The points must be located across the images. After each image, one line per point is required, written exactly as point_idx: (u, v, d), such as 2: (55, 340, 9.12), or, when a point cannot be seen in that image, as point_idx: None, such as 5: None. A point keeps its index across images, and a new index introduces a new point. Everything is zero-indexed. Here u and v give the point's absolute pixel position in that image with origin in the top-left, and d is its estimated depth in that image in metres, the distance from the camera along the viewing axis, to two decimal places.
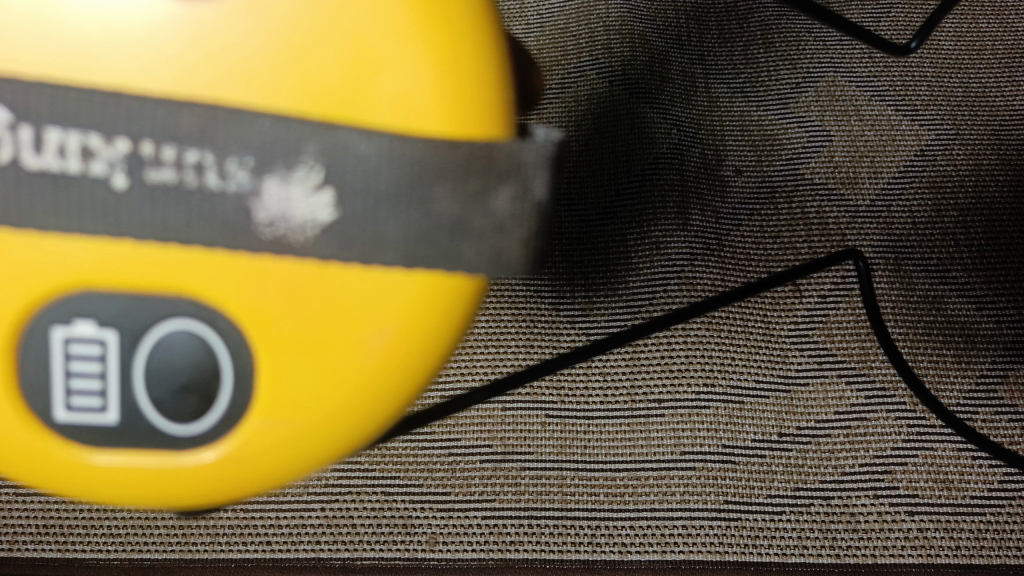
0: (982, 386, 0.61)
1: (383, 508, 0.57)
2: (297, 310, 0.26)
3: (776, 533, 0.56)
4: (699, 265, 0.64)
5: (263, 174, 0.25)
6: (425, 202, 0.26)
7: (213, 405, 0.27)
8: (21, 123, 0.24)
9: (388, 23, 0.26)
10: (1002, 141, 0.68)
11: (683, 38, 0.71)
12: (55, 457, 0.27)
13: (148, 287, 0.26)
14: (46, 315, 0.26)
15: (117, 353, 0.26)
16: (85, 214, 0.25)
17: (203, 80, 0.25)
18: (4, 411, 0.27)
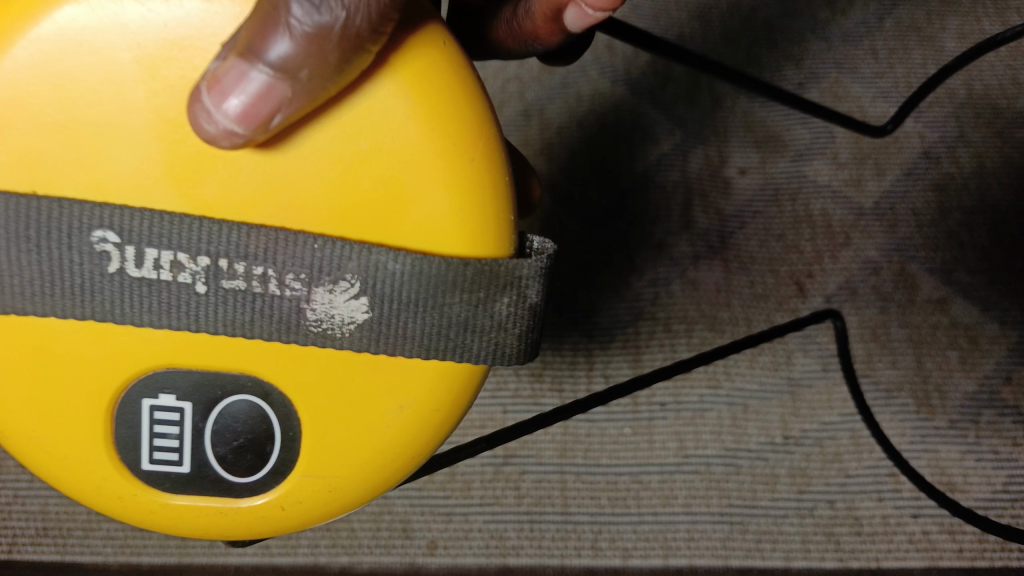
0: (986, 389, 0.60)
1: (383, 513, 0.56)
2: (331, 391, 0.32)
3: (780, 537, 0.55)
4: (704, 267, 0.63)
5: (314, 287, 0.29)
6: (441, 309, 0.30)
7: (266, 461, 0.32)
8: (121, 240, 0.28)
9: (418, 162, 0.30)
10: (1007, 141, 0.68)
11: (686, 36, 0.71)
12: (140, 499, 0.32)
13: (218, 367, 0.31)
14: (137, 388, 0.31)
15: (192, 420, 0.32)
16: (170, 316, 0.29)
17: (269, 207, 0.29)
18: (104, 461, 0.32)
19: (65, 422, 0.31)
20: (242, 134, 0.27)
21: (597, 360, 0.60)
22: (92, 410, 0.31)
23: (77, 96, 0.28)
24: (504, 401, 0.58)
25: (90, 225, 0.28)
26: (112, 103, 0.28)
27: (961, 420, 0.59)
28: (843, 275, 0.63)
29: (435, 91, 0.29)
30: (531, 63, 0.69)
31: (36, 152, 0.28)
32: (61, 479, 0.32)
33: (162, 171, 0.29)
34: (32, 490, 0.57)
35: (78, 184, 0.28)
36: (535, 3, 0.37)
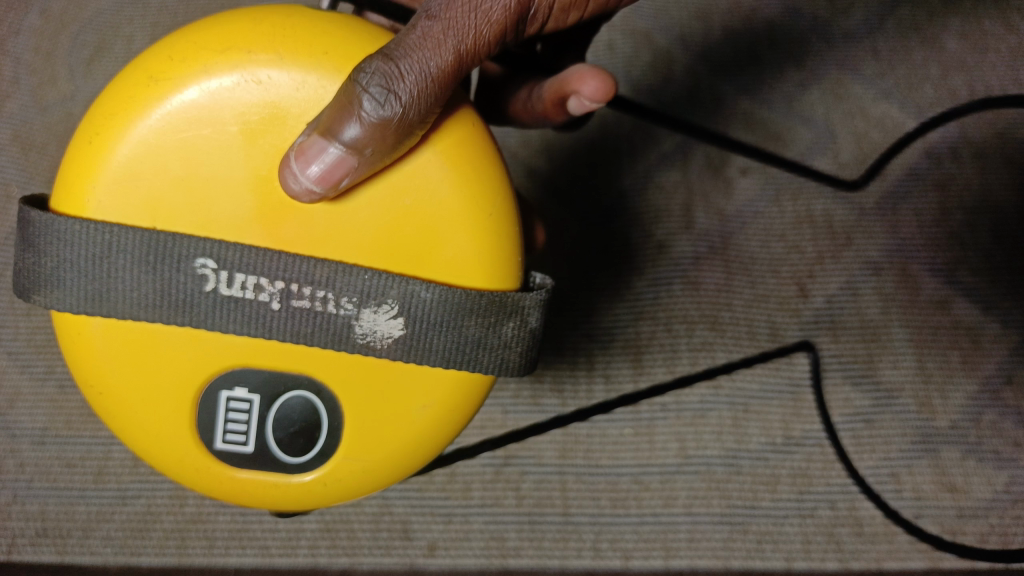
0: (987, 389, 0.59)
1: (382, 515, 0.56)
2: (368, 392, 0.36)
3: (781, 538, 0.55)
4: (705, 267, 0.63)
5: (361, 308, 0.33)
6: (460, 329, 0.34)
7: (315, 445, 0.36)
8: (218, 266, 0.32)
9: (450, 211, 0.34)
10: (1009, 141, 0.67)
11: (688, 35, 0.70)
12: (212, 471, 0.36)
13: (281, 368, 0.35)
14: (219, 380, 0.35)
15: (260, 408, 0.35)
16: (249, 327, 0.33)
17: (327, 242, 0.34)
18: (187, 438, 0.36)
19: (157, 406, 0.35)
20: (317, 192, 0.32)
21: (597, 361, 0.60)
22: (182, 396, 0.35)
23: (196, 154, 0.33)
24: (504, 402, 0.58)
25: (195, 253, 0.32)
26: (217, 153, 0.33)
27: (961, 421, 0.58)
28: (845, 276, 0.63)
29: (472, 156, 0.34)
30: None
31: (157, 199, 0.33)
32: (150, 452, 0.36)
33: (248, 211, 0.33)
34: (34, 490, 0.57)
35: (188, 221, 0.33)
36: (545, 93, 0.50)
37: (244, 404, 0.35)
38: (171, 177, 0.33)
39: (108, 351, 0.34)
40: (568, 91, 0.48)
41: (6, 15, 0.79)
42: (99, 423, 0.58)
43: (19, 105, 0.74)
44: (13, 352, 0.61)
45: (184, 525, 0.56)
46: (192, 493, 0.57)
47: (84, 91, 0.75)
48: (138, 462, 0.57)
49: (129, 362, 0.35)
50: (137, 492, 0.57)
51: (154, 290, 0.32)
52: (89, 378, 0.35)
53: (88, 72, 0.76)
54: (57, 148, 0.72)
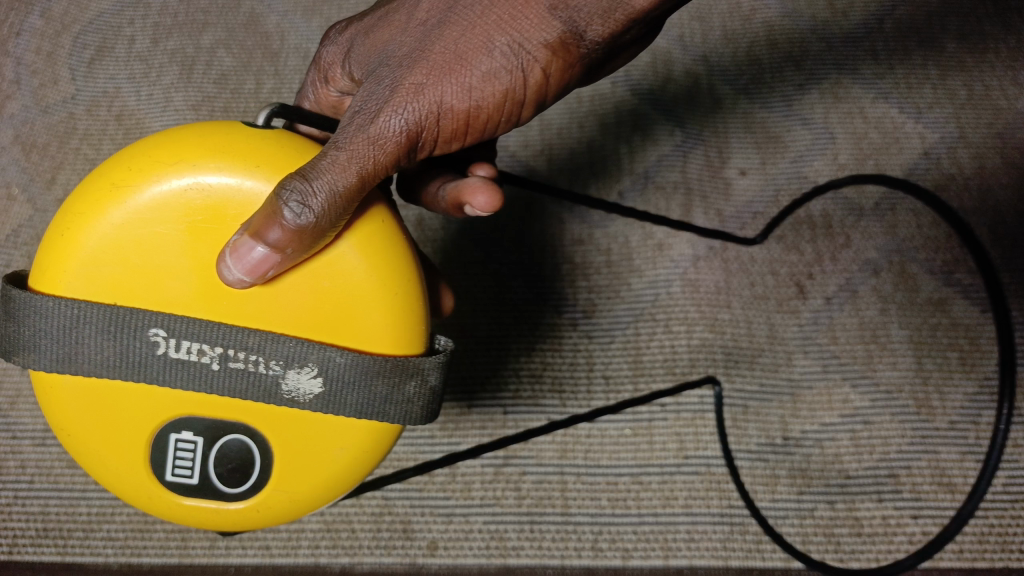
0: (986, 389, 0.59)
1: (383, 514, 0.56)
2: (289, 434, 0.38)
3: (781, 538, 0.55)
4: (704, 268, 0.63)
5: (288, 369, 0.36)
6: (369, 387, 0.37)
7: (248, 479, 0.39)
8: (167, 334, 0.36)
9: (364, 288, 0.37)
10: (1008, 142, 0.67)
11: (687, 37, 0.73)
12: (163, 497, 0.39)
13: (222, 416, 0.38)
14: (170, 425, 0.38)
15: (202, 448, 0.38)
16: (193, 385, 0.36)
17: (259, 310, 0.36)
18: (142, 475, 0.39)
19: (114, 442, 0.38)
20: (250, 279, 0.35)
21: (597, 360, 0.60)
22: (140, 438, 0.38)
23: (152, 241, 0.36)
24: (505, 401, 0.59)
25: (150, 324, 0.35)
26: (171, 236, 0.36)
27: (961, 421, 0.58)
28: (843, 276, 0.63)
29: (383, 235, 0.37)
30: None
31: (120, 282, 0.36)
32: (111, 484, 0.39)
33: (192, 288, 0.36)
34: (36, 489, 0.58)
35: (149, 301, 0.36)
36: (443, 196, 0.48)
37: (189, 444, 0.38)
38: (131, 262, 0.36)
39: (70, 397, 0.37)
40: (463, 201, 0.46)
41: (9, 17, 0.79)
42: None
43: (20, 105, 0.74)
44: None
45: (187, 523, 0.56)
46: None
47: (86, 93, 0.75)
48: None
49: (86, 407, 0.37)
50: None
51: (111, 359, 0.35)
52: (60, 423, 0.38)
53: (91, 74, 0.76)
54: (58, 149, 0.72)
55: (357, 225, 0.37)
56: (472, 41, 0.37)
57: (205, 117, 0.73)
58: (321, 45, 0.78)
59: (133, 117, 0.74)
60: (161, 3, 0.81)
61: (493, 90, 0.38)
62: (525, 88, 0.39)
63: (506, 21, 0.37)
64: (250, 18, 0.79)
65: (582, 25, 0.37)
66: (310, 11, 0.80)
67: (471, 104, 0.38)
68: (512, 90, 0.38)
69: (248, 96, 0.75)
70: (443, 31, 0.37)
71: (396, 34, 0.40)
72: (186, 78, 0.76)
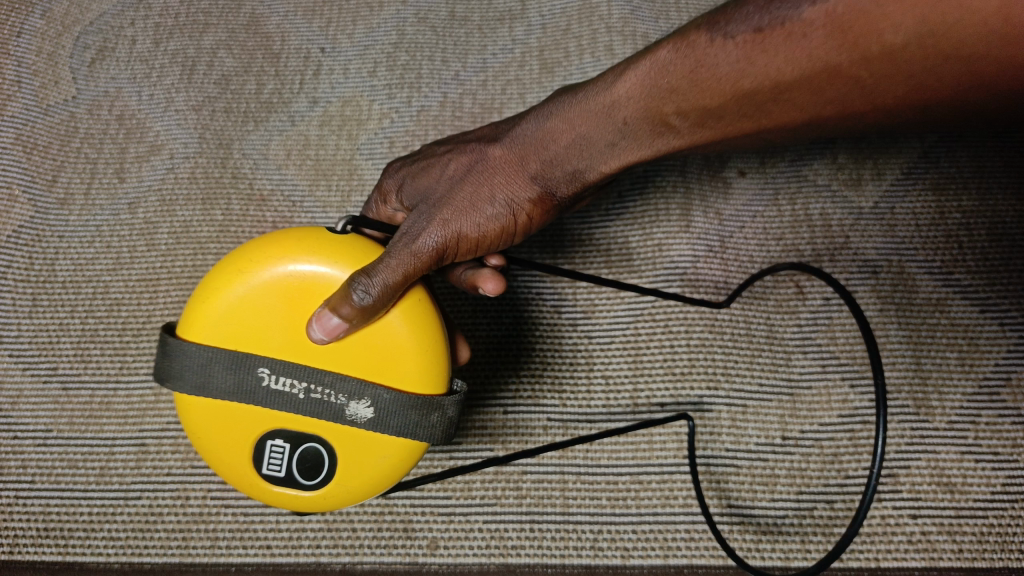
0: (984, 389, 0.59)
1: (384, 513, 0.56)
2: (348, 449, 0.47)
3: (778, 537, 0.55)
4: (703, 268, 0.63)
5: (351, 400, 0.45)
6: (404, 414, 0.46)
7: (320, 474, 0.47)
8: (271, 372, 0.45)
9: (401, 343, 0.46)
10: (1005, 143, 0.68)
11: None
12: (259, 486, 0.48)
13: (301, 430, 0.46)
14: (268, 433, 0.47)
15: (288, 448, 0.47)
16: (285, 409, 0.46)
17: (332, 357, 0.45)
18: (246, 468, 0.47)
19: (228, 443, 0.47)
20: (327, 339, 0.44)
21: (597, 360, 0.60)
22: (245, 442, 0.47)
23: (262, 307, 0.45)
24: (505, 401, 0.59)
25: (261, 365, 0.45)
26: (276, 306, 0.45)
27: (959, 421, 0.58)
28: (841, 276, 0.63)
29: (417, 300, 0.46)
30: (531, 62, 0.75)
31: (238, 335, 0.45)
32: (222, 471, 0.48)
33: (288, 341, 0.45)
34: (37, 489, 0.58)
35: (257, 350, 0.45)
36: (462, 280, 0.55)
37: (279, 448, 0.47)
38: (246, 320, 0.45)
39: (200, 412, 0.46)
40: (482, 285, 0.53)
41: (10, 18, 0.80)
42: (100, 425, 0.60)
43: (21, 106, 0.74)
44: (19, 353, 0.63)
45: (187, 523, 0.56)
46: (196, 492, 0.58)
47: (87, 94, 0.76)
48: (142, 462, 0.59)
49: (205, 418, 0.46)
50: (140, 492, 0.58)
51: (230, 388, 0.45)
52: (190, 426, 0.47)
53: (92, 75, 0.77)
54: (60, 150, 0.73)
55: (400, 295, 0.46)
56: (481, 196, 0.50)
57: (206, 118, 0.74)
58: (321, 45, 0.78)
59: (134, 117, 0.74)
60: (162, 4, 0.81)
61: (496, 228, 0.51)
62: (516, 225, 0.52)
63: (506, 184, 0.51)
64: (251, 19, 0.80)
65: (554, 188, 0.52)
66: (311, 11, 0.80)
67: (480, 234, 0.50)
68: (509, 225, 0.52)
69: (249, 96, 0.75)
70: (463, 186, 0.51)
71: (430, 184, 0.52)
72: (187, 79, 0.76)
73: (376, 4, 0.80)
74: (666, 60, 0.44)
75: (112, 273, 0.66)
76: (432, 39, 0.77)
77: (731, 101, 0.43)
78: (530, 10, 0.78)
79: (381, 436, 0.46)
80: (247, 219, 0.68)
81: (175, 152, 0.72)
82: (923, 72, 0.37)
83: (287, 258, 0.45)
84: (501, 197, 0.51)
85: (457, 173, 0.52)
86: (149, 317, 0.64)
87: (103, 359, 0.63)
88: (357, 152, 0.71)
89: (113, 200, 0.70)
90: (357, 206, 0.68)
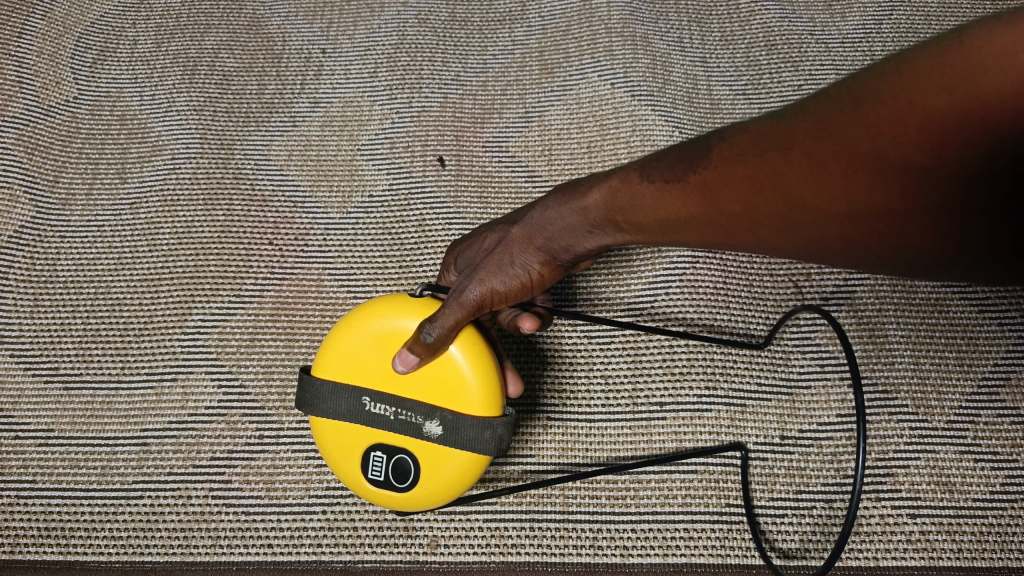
0: (983, 389, 0.59)
1: (384, 512, 0.57)
2: (427, 461, 0.51)
3: (776, 535, 0.55)
4: (702, 269, 0.63)
5: (427, 420, 0.50)
6: (465, 431, 0.50)
7: (408, 480, 0.51)
8: (369, 397, 0.51)
9: (462, 365, 0.50)
10: None
11: (686, 41, 0.76)
12: (366, 489, 0.52)
13: (394, 443, 0.51)
14: (370, 446, 0.51)
15: (383, 456, 0.51)
16: (378, 428, 0.51)
17: (412, 384, 0.51)
18: (355, 475, 0.52)
19: (341, 452, 0.52)
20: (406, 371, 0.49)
21: (597, 360, 0.61)
22: (353, 451, 0.52)
23: (366, 346, 0.51)
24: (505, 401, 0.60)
25: (362, 392, 0.51)
26: (376, 346, 0.51)
27: (958, 420, 0.58)
28: (841, 276, 0.63)
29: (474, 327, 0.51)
30: (532, 64, 0.76)
31: (349, 370, 0.51)
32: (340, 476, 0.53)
33: (381, 373, 0.51)
34: (38, 489, 0.58)
35: (362, 381, 0.51)
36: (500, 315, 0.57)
37: (379, 458, 0.51)
38: (355, 357, 0.51)
39: (321, 429, 0.52)
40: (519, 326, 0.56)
41: (12, 19, 0.80)
42: (101, 425, 0.60)
43: (22, 106, 0.75)
44: (20, 353, 0.63)
45: (188, 523, 0.57)
46: (198, 491, 0.58)
47: (89, 95, 0.76)
48: (143, 462, 0.59)
49: (325, 431, 0.52)
50: (141, 491, 0.58)
51: (343, 412, 0.51)
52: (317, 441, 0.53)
53: (94, 76, 0.77)
54: (61, 150, 0.73)
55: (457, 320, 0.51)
56: (499, 262, 0.52)
57: (207, 118, 0.74)
58: (322, 46, 0.78)
59: (136, 118, 0.75)
60: (164, 6, 0.81)
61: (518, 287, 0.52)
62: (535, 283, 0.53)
63: (515, 253, 0.52)
64: (252, 20, 0.80)
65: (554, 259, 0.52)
66: (313, 13, 0.80)
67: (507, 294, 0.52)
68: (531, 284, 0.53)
69: (250, 97, 0.75)
70: (489, 254, 0.53)
71: (472, 253, 0.55)
72: (189, 80, 0.76)
73: (377, 6, 0.80)
74: (614, 188, 0.47)
75: (113, 273, 0.66)
76: (432, 40, 0.77)
77: (678, 222, 0.44)
78: (530, 12, 0.79)
79: (451, 451, 0.50)
80: (248, 219, 0.68)
81: (176, 153, 0.72)
82: (870, 202, 0.37)
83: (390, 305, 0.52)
84: (517, 262, 0.52)
85: (483, 245, 0.54)
86: (151, 317, 0.64)
87: (104, 359, 0.63)
88: (358, 152, 0.72)
89: (114, 200, 0.70)
90: (358, 206, 0.69)
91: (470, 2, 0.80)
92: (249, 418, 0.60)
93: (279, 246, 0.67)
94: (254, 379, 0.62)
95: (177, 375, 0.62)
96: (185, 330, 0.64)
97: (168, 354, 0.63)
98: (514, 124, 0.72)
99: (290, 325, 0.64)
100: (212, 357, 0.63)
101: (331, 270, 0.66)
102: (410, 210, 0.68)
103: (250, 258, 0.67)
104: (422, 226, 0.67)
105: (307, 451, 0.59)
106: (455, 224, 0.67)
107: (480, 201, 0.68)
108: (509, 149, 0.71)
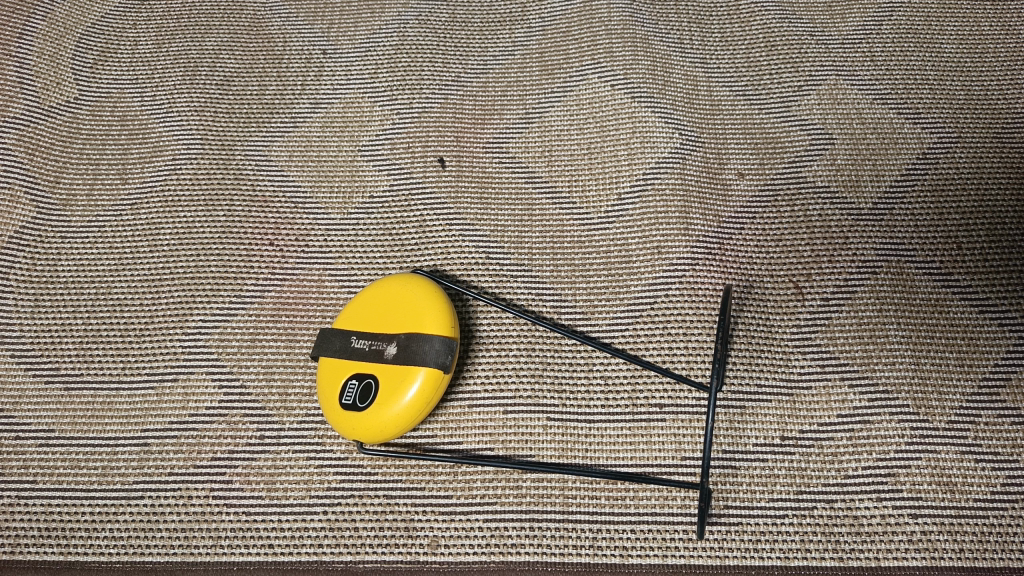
0: (983, 389, 0.59)
1: (385, 512, 0.57)
2: (377, 368, 0.55)
3: (778, 537, 0.55)
4: (702, 270, 0.63)
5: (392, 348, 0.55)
6: (378, 404, 0.54)
7: (365, 363, 0.56)
8: (369, 340, 0.57)
9: (411, 383, 0.54)
10: (1004, 143, 0.68)
11: (686, 42, 0.76)
12: (329, 371, 0.57)
13: (365, 357, 0.56)
14: (354, 347, 0.57)
15: (366, 347, 0.56)
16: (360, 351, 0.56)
17: (388, 350, 0.56)
18: (331, 366, 0.57)
19: (339, 349, 0.57)
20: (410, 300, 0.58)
21: (596, 360, 0.61)
22: (337, 362, 0.57)
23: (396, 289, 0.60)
24: (504, 401, 0.60)
25: (365, 336, 0.57)
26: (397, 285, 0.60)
27: (959, 420, 0.58)
28: (841, 276, 0.63)
29: (442, 354, 0.55)
30: (532, 65, 0.76)
31: (380, 304, 0.58)
32: (320, 381, 0.57)
33: (388, 325, 0.57)
34: (37, 490, 0.58)
35: (375, 323, 0.58)
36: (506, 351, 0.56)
37: (359, 363, 0.56)
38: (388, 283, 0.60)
39: (336, 338, 0.58)
40: None
41: (13, 20, 0.80)
42: (102, 425, 0.60)
43: (23, 106, 0.75)
44: (22, 354, 0.63)
45: (188, 523, 0.57)
46: (199, 491, 0.58)
47: (90, 95, 0.76)
48: (143, 462, 0.59)
49: (327, 349, 0.57)
50: (142, 492, 0.58)
51: (356, 336, 0.57)
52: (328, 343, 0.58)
53: (95, 77, 0.77)
54: (61, 150, 0.73)
55: (439, 338, 0.55)
56: None
57: (208, 119, 0.74)
58: (323, 46, 0.78)
59: (136, 119, 0.75)
60: (166, 7, 0.82)
61: None
62: None
63: None
64: (253, 21, 0.80)
65: None
66: (314, 14, 0.81)
67: None
68: None
69: (251, 97, 0.75)
70: None
71: None
72: (189, 81, 0.77)
73: (378, 7, 0.80)
74: None
75: (114, 273, 0.67)
76: (433, 41, 0.77)
77: None
78: (530, 13, 0.79)
79: (385, 375, 0.55)
80: (249, 219, 0.68)
81: (177, 153, 0.72)
82: None
83: (419, 286, 0.58)
84: None
85: None
86: (152, 317, 0.64)
87: (104, 359, 0.63)
88: (358, 153, 0.72)
89: (115, 201, 0.70)
90: (359, 207, 0.69)
91: (471, 3, 0.80)
92: (250, 418, 0.60)
93: (279, 247, 0.67)
94: (254, 379, 0.62)
95: (178, 376, 0.62)
96: (186, 330, 0.64)
97: (168, 354, 0.63)
98: (513, 125, 0.72)
99: (290, 325, 0.64)
100: (212, 357, 0.63)
101: (331, 271, 0.66)
102: (410, 211, 0.68)
103: (251, 259, 0.67)
104: (422, 226, 0.67)
105: (306, 452, 0.59)
106: (454, 225, 0.67)
107: (480, 201, 0.68)
108: (510, 149, 0.71)
